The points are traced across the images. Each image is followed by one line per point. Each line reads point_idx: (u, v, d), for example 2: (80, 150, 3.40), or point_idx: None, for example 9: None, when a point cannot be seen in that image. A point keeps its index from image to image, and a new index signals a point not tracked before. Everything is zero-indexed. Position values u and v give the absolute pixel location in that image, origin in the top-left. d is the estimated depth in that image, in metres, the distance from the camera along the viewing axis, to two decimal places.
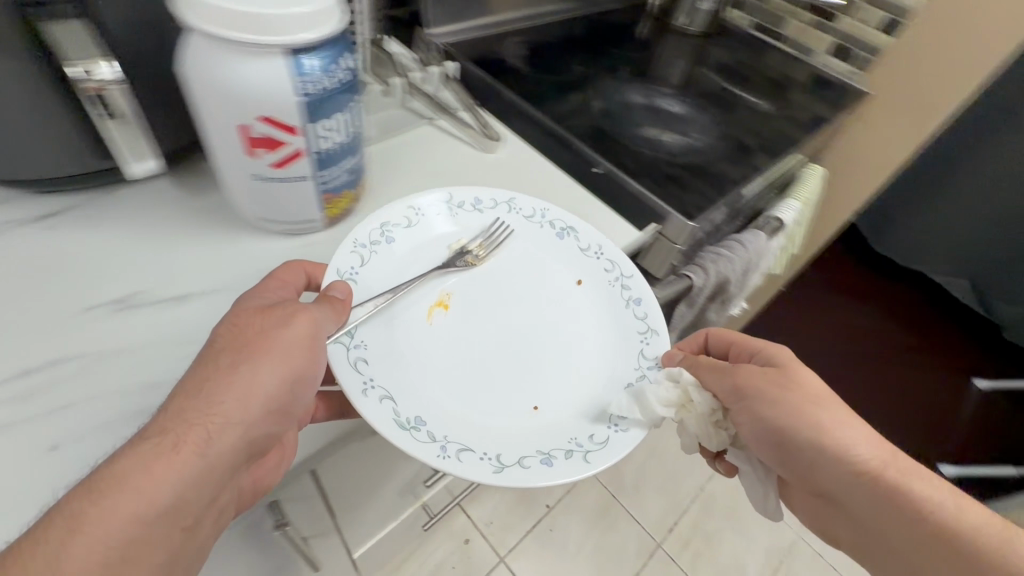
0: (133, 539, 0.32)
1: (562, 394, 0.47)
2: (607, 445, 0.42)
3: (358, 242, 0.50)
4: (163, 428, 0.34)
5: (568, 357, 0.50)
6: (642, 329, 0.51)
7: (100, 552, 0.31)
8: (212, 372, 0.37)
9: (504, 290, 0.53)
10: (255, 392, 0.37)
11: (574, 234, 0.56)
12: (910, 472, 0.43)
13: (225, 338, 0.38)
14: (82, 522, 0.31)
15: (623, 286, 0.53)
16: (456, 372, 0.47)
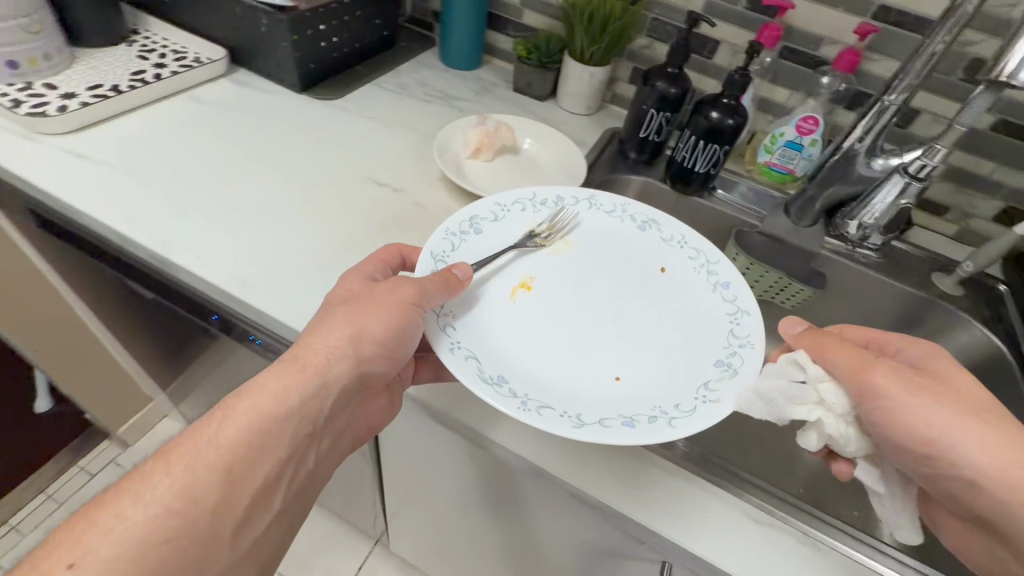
0: (216, 478, 0.34)
1: (645, 369, 0.47)
2: (699, 409, 0.42)
3: (449, 235, 0.52)
4: (264, 377, 0.38)
5: (647, 334, 0.50)
6: (731, 310, 0.50)
7: (178, 483, 0.33)
8: (315, 332, 0.40)
9: (576, 273, 0.54)
10: (355, 339, 0.41)
11: (656, 227, 0.58)
12: None
13: (341, 289, 0.44)
14: (187, 434, 0.35)
15: (707, 271, 0.54)
16: (537, 347, 0.48)
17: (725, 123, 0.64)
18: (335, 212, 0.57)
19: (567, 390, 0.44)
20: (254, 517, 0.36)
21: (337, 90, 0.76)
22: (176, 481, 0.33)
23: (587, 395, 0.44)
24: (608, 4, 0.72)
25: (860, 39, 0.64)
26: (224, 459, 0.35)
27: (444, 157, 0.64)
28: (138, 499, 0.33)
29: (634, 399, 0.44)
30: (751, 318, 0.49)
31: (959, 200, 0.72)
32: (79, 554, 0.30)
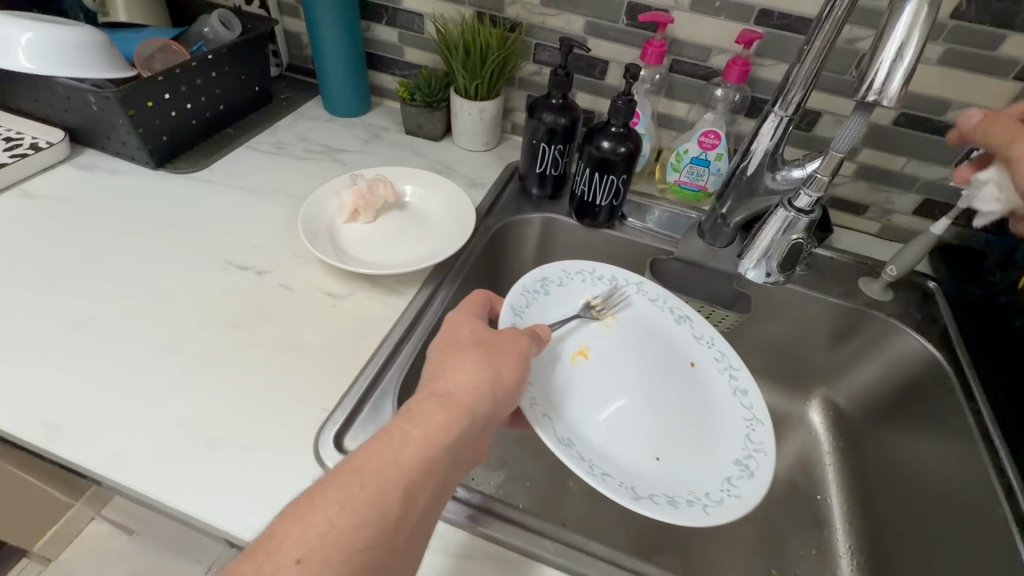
0: (396, 499, 0.32)
1: (684, 450, 0.50)
2: (726, 500, 0.43)
3: (527, 291, 0.55)
4: (432, 393, 0.37)
5: (667, 419, 0.53)
6: (747, 416, 0.50)
7: (360, 494, 0.31)
8: (465, 360, 0.40)
9: (625, 356, 0.58)
10: (490, 378, 0.39)
11: (691, 323, 0.58)
12: None
13: (450, 328, 0.43)
14: (367, 444, 0.34)
15: (729, 375, 0.54)
16: (591, 419, 0.52)
17: (618, 151, 0.59)
18: (182, 312, 0.50)
19: (609, 461, 0.48)
20: (390, 555, 0.32)
21: (199, 160, 0.68)
22: (379, 483, 0.32)
23: (625, 467, 0.48)
24: (485, 37, 0.66)
25: (745, 48, 0.59)
26: (443, 468, 0.34)
27: (311, 228, 0.57)
28: (340, 507, 0.31)
29: (670, 481, 0.46)
30: (764, 428, 0.49)
31: (875, 198, 0.69)
32: (306, 547, 0.29)
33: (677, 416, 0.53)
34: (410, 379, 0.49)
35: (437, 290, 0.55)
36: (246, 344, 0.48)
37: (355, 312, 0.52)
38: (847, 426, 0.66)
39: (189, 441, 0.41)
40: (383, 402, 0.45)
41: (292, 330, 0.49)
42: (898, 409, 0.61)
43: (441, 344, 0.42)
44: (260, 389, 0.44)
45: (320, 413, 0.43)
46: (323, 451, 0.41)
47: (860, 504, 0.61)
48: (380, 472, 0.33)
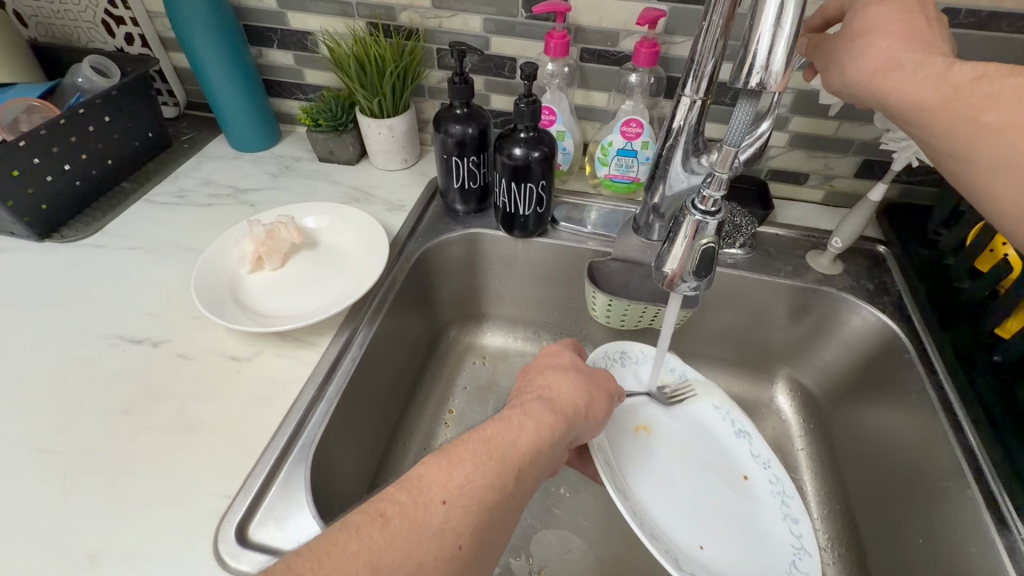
0: (511, 473, 0.33)
1: (733, 546, 0.48)
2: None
3: (610, 356, 0.59)
4: (529, 398, 0.40)
5: (724, 515, 0.50)
6: (794, 545, 0.48)
7: (496, 458, 0.33)
8: (572, 379, 0.42)
9: (689, 440, 0.55)
10: (587, 399, 0.42)
11: (751, 440, 0.55)
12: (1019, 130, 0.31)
13: (552, 355, 0.46)
14: (496, 421, 0.36)
15: (781, 500, 0.51)
16: (665, 494, 0.50)
17: (531, 156, 0.55)
18: (64, 403, 0.45)
19: (666, 535, 0.47)
20: (503, 525, 0.33)
21: (90, 224, 0.63)
22: (506, 456, 0.34)
23: (682, 547, 0.46)
24: (379, 50, 0.61)
25: (651, 28, 0.55)
26: (536, 460, 0.35)
27: (207, 287, 0.52)
28: (475, 469, 0.32)
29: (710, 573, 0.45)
30: (811, 560, 0.46)
31: (814, 165, 0.65)
32: (448, 491, 0.31)
33: (730, 517, 0.50)
34: (327, 442, 0.45)
35: (355, 332, 0.51)
36: (137, 431, 0.43)
37: (262, 374, 0.48)
38: (815, 407, 0.63)
39: (67, 560, 0.36)
40: (295, 475, 0.41)
41: (190, 406, 0.45)
42: (857, 386, 0.58)
43: (532, 366, 0.44)
44: (156, 482, 0.40)
45: (222, 501, 0.39)
46: (224, 546, 0.37)
47: (836, 489, 0.57)
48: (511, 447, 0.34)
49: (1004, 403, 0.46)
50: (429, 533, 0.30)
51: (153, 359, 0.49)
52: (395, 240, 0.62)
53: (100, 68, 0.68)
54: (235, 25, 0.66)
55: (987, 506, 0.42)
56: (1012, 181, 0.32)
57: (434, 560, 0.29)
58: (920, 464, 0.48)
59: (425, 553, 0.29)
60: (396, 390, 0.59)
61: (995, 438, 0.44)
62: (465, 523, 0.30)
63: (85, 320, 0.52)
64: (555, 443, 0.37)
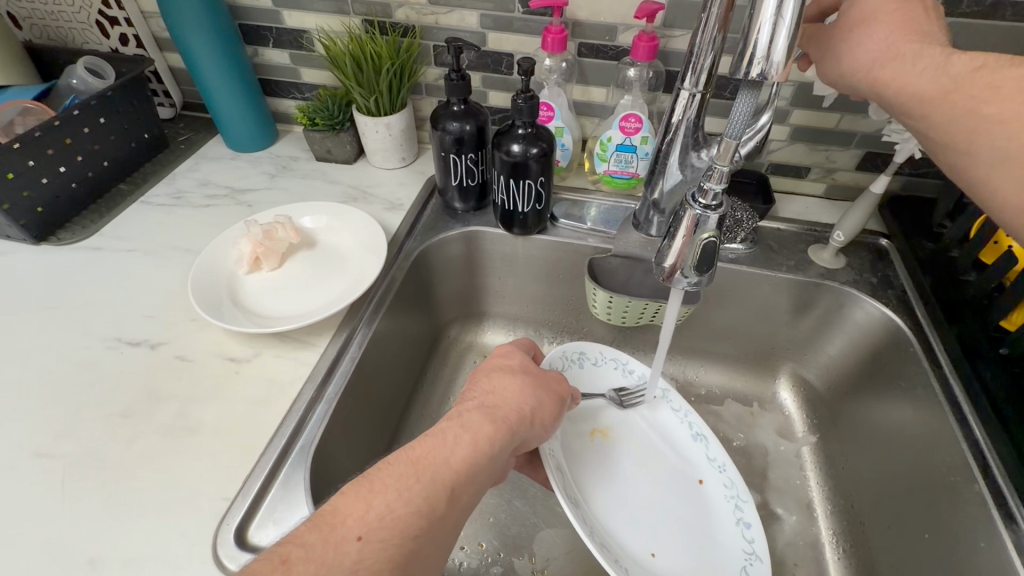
0: (440, 495, 0.32)
1: (684, 552, 0.48)
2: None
3: (571, 358, 0.57)
4: (469, 407, 0.38)
5: (673, 519, 0.50)
6: (744, 551, 0.48)
7: (422, 480, 0.32)
8: (517, 385, 0.41)
9: (643, 444, 0.55)
10: (535, 404, 0.41)
11: (707, 444, 0.55)
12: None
13: (502, 356, 0.45)
14: (428, 437, 0.35)
15: (735, 504, 0.51)
16: (617, 500, 0.50)
17: (529, 153, 0.54)
18: (63, 407, 0.44)
19: (612, 541, 0.46)
20: (431, 552, 0.31)
21: (88, 225, 0.62)
22: (435, 477, 0.32)
23: (628, 554, 0.46)
24: (375, 47, 0.60)
25: (649, 21, 0.55)
26: (470, 476, 0.34)
27: (204, 289, 0.51)
28: (398, 495, 0.31)
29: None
30: (762, 567, 0.46)
31: (815, 158, 0.64)
32: (365, 525, 0.29)
33: (682, 522, 0.50)
34: (327, 443, 0.44)
35: (354, 332, 0.51)
36: (137, 434, 0.43)
37: (261, 375, 0.47)
38: (819, 402, 0.62)
39: (67, 564, 0.36)
40: (295, 477, 0.40)
41: (189, 409, 0.44)
42: (862, 382, 0.58)
43: (480, 370, 0.43)
44: (155, 486, 0.40)
45: (222, 503, 0.39)
46: (224, 549, 0.36)
47: (840, 484, 0.57)
48: (440, 465, 0.33)
49: (1011, 395, 0.45)
50: (344, 570, 0.28)
51: (152, 361, 0.48)
52: (394, 239, 0.62)
53: (95, 69, 0.68)
54: (229, 24, 0.65)
55: (993, 502, 0.41)
56: (1013, 172, 0.32)
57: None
58: (926, 459, 0.48)
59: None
60: (396, 390, 0.59)
61: (1002, 432, 0.44)
62: (383, 558, 0.29)
63: (84, 321, 0.51)
64: (495, 456, 0.36)
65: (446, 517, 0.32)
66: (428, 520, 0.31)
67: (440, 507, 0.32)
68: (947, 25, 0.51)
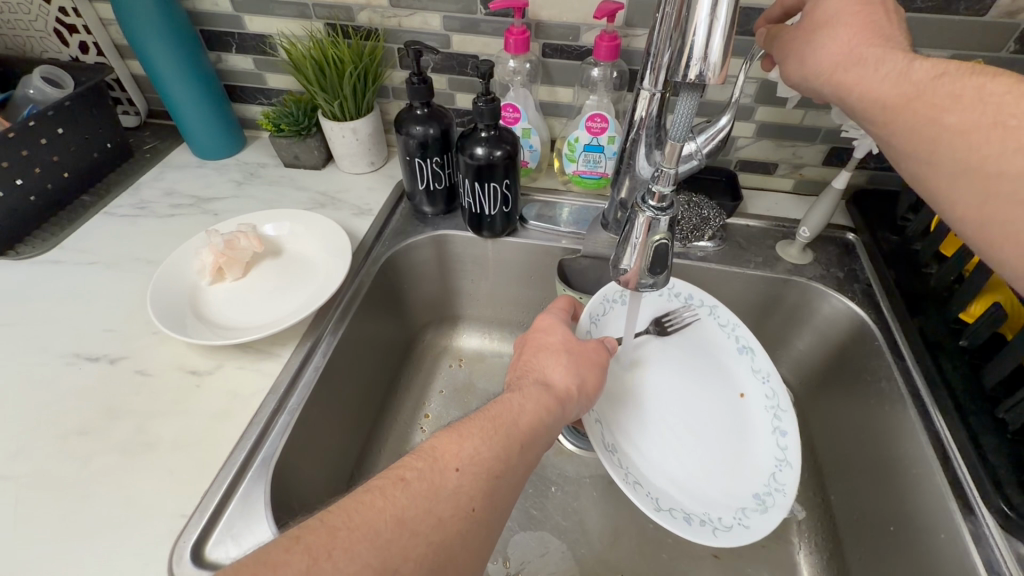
0: (515, 445, 0.34)
1: (717, 465, 0.50)
2: (735, 527, 0.45)
3: (606, 300, 0.53)
4: (529, 377, 0.40)
5: (707, 437, 0.52)
6: (777, 458, 0.49)
7: (502, 431, 0.33)
8: (569, 351, 0.42)
9: (685, 362, 0.55)
10: (586, 372, 0.42)
11: (753, 355, 0.54)
12: (985, 129, 0.31)
13: (542, 332, 0.45)
14: (497, 402, 0.36)
15: (774, 414, 0.51)
16: (653, 422, 0.52)
17: (494, 155, 0.54)
18: (17, 427, 0.43)
19: (650, 469, 0.48)
20: (507, 497, 0.33)
21: (48, 238, 0.61)
22: (510, 433, 0.34)
23: (663, 474, 0.48)
24: (337, 51, 0.60)
25: (610, 21, 0.54)
26: (535, 438, 0.35)
27: (164, 302, 0.50)
28: (483, 439, 0.33)
29: (689, 496, 0.47)
30: (791, 472, 0.48)
31: (782, 154, 0.65)
32: (460, 458, 0.31)
33: (716, 437, 0.52)
34: (289, 456, 0.44)
35: (319, 341, 0.50)
36: (92, 453, 0.42)
37: (223, 388, 0.47)
38: (791, 397, 0.63)
39: None
40: (254, 492, 0.40)
41: (147, 425, 0.44)
42: (831, 376, 0.58)
43: (531, 338, 0.44)
44: (111, 505, 0.39)
45: (179, 520, 0.38)
46: (179, 568, 0.36)
47: (812, 476, 0.57)
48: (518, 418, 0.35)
49: (971, 388, 0.46)
50: (444, 498, 0.30)
51: (111, 376, 0.47)
52: (361, 245, 0.61)
53: (53, 78, 0.66)
54: (192, 32, 0.65)
55: (953, 491, 0.42)
56: (975, 184, 0.31)
57: (451, 518, 0.29)
58: (891, 450, 0.48)
59: (442, 513, 0.29)
60: (368, 397, 0.59)
61: (962, 422, 0.44)
62: (473, 493, 0.31)
63: (40, 337, 0.50)
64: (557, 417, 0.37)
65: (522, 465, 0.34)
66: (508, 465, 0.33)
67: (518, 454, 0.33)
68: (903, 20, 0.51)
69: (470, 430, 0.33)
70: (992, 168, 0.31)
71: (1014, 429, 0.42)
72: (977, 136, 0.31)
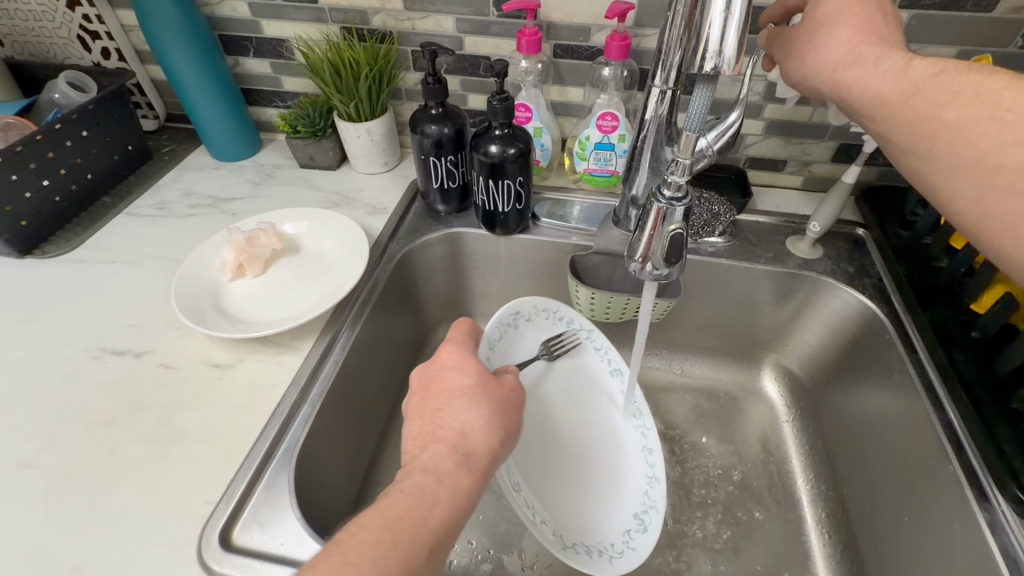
0: (421, 553, 0.30)
1: (608, 486, 0.52)
2: (625, 554, 0.47)
3: (502, 324, 0.52)
4: (437, 447, 0.35)
5: (593, 454, 0.54)
6: (647, 475, 0.53)
7: (400, 544, 0.30)
8: (481, 407, 0.37)
9: (570, 386, 0.56)
10: (505, 431, 0.37)
11: (621, 379, 0.57)
12: (983, 126, 0.31)
13: (448, 371, 0.39)
14: (398, 495, 0.32)
15: (641, 433, 0.55)
16: (545, 449, 0.52)
17: (507, 153, 0.55)
18: (47, 419, 0.45)
19: (546, 501, 0.48)
20: None
21: (71, 239, 0.63)
22: (412, 545, 0.30)
23: (551, 505, 0.48)
24: (353, 54, 0.61)
25: (620, 21, 0.55)
26: (446, 533, 0.32)
27: (187, 298, 0.52)
28: (374, 566, 0.28)
29: (581, 519, 0.49)
30: (660, 488, 0.51)
31: (791, 151, 0.65)
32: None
33: (601, 456, 0.54)
34: (310, 446, 0.45)
35: (337, 335, 0.51)
36: (121, 443, 0.43)
37: (245, 381, 0.48)
38: (803, 391, 0.63)
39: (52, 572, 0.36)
40: (278, 480, 0.41)
41: (173, 416, 0.45)
42: (843, 371, 0.58)
43: (435, 386, 0.38)
44: (139, 493, 0.40)
45: (206, 507, 0.39)
46: (207, 552, 0.37)
47: (824, 471, 0.58)
48: (415, 527, 0.31)
49: (984, 378, 0.46)
50: None
51: (137, 369, 0.49)
52: (377, 243, 0.62)
53: (77, 83, 0.68)
54: (211, 38, 0.66)
55: (966, 482, 0.42)
56: (974, 177, 0.32)
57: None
58: (904, 441, 0.49)
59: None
60: (384, 392, 0.59)
61: (973, 410, 0.44)
62: None
63: (68, 333, 0.52)
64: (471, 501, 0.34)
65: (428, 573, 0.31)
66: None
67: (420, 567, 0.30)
68: (909, 16, 0.52)
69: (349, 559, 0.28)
70: (991, 162, 0.31)
71: None
72: (977, 131, 0.31)
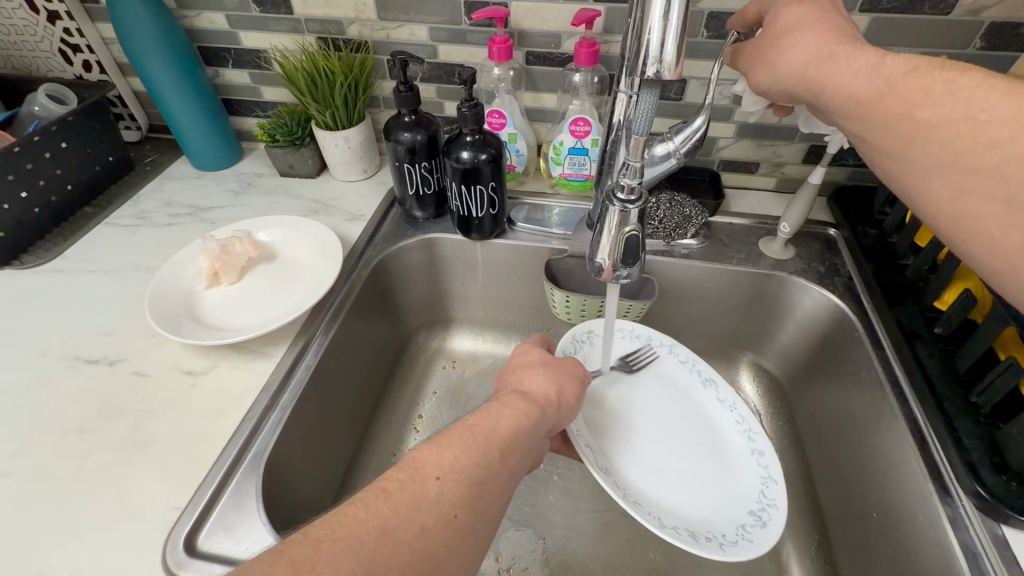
0: (493, 453, 0.33)
1: (717, 487, 0.49)
2: (740, 543, 0.43)
3: (575, 338, 0.57)
4: (506, 392, 0.40)
5: (698, 457, 0.51)
6: (761, 475, 0.49)
7: (482, 438, 0.33)
8: (545, 373, 0.43)
9: (664, 397, 0.55)
10: (561, 388, 0.42)
11: (716, 387, 0.56)
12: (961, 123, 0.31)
13: (522, 355, 0.46)
14: (478, 411, 0.36)
15: (748, 435, 0.52)
16: (645, 448, 0.51)
17: (478, 159, 0.56)
18: (19, 425, 0.45)
19: (645, 495, 0.47)
20: (496, 499, 0.32)
21: (51, 248, 0.63)
22: (489, 439, 0.33)
23: (650, 496, 0.47)
24: (329, 63, 0.62)
25: (588, 28, 0.56)
26: (517, 444, 0.35)
27: (163, 307, 0.52)
28: (462, 449, 0.32)
29: (686, 514, 0.46)
30: (778, 486, 0.47)
31: (763, 153, 0.66)
32: (441, 467, 0.31)
33: (706, 459, 0.51)
34: (281, 451, 0.45)
35: (310, 341, 0.52)
36: (90, 451, 0.43)
37: (216, 388, 0.48)
38: (779, 391, 0.63)
39: None
40: (245, 486, 0.41)
41: (144, 423, 0.45)
42: (816, 370, 0.59)
43: (509, 367, 0.44)
44: (107, 501, 0.40)
45: (171, 513, 0.39)
46: (173, 558, 0.37)
47: (800, 471, 0.58)
48: (497, 430, 0.34)
49: (947, 372, 0.46)
50: (427, 506, 0.29)
51: (110, 376, 0.49)
52: (353, 249, 0.63)
53: (57, 96, 0.69)
54: (192, 54, 0.67)
55: (931, 476, 0.42)
56: (949, 177, 0.32)
57: (434, 526, 0.28)
58: (871, 439, 0.49)
59: (426, 520, 0.28)
60: (361, 398, 0.60)
61: (936, 407, 0.44)
62: (463, 498, 0.30)
63: (41, 341, 0.52)
64: (537, 429, 0.37)
65: (503, 471, 0.33)
66: (485, 475, 0.32)
67: (496, 462, 0.33)
68: (869, 20, 0.53)
69: (436, 443, 0.32)
70: (966, 163, 0.31)
71: (987, 411, 0.43)
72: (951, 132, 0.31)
